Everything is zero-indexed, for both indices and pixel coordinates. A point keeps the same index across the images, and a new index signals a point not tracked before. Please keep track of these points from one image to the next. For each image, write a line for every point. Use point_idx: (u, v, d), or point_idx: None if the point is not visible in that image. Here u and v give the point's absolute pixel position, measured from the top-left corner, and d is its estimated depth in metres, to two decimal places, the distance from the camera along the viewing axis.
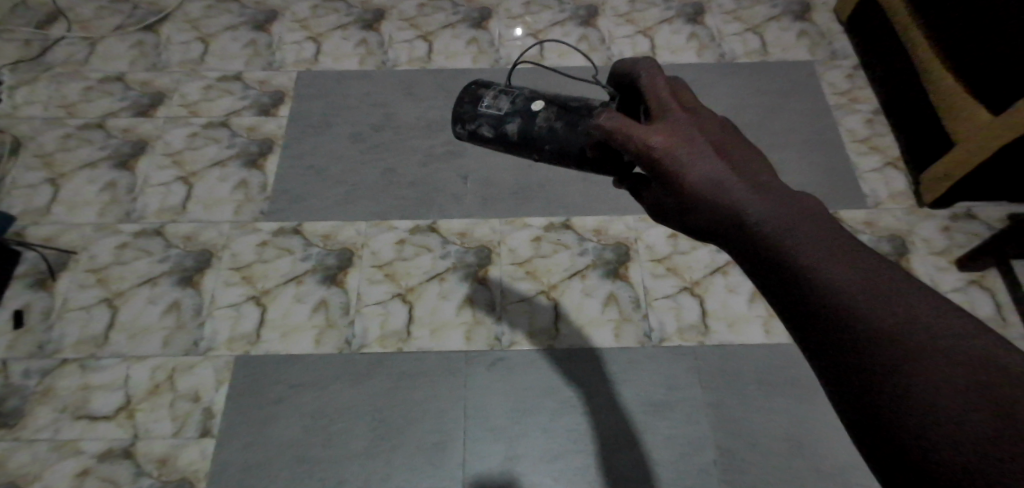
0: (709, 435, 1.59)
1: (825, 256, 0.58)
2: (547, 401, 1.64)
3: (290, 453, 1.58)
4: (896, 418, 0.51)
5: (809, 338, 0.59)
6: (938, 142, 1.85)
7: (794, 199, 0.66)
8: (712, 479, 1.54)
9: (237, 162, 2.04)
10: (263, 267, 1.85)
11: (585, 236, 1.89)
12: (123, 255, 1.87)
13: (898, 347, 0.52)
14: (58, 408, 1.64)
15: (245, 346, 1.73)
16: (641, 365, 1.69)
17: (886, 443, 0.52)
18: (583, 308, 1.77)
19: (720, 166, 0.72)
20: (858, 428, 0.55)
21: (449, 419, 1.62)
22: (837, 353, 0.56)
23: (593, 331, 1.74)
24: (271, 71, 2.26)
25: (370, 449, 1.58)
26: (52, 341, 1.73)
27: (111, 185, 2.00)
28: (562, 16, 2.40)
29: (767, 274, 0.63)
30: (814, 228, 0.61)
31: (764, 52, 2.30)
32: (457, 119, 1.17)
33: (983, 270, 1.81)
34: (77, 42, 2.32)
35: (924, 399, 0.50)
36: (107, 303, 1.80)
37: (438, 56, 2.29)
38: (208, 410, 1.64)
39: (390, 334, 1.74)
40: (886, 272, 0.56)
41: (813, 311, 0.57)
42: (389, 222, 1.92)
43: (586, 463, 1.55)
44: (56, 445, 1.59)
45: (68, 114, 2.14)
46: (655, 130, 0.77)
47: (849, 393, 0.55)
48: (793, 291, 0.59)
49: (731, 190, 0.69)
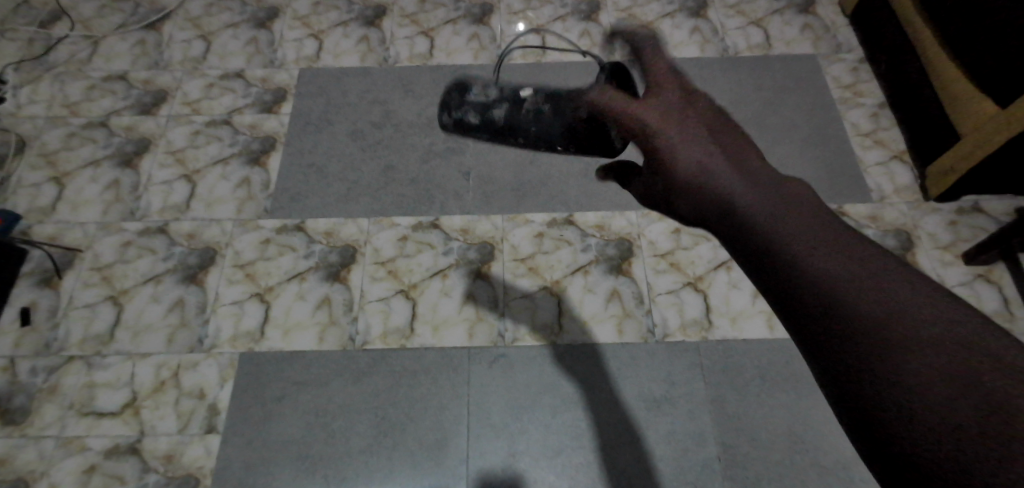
0: (839, 431, 1.68)
1: (844, 256, 0.59)
2: (656, 387, 1.74)
3: (431, 436, 1.69)
4: (901, 423, 0.52)
5: (808, 340, 0.60)
6: (946, 137, 1.92)
7: (794, 196, 0.68)
8: (827, 476, 1.62)
9: (363, 156, 2.15)
10: (405, 261, 1.95)
11: (713, 233, 1.97)
12: (267, 251, 1.97)
13: (906, 345, 0.53)
14: (209, 405, 1.74)
15: (399, 340, 1.82)
16: (710, 357, 1.79)
17: (891, 446, 0.53)
18: (682, 304, 1.87)
19: (740, 162, 0.76)
20: (859, 431, 0.56)
21: (549, 404, 1.73)
22: (831, 354, 0.57)
23: (714, 318, 1.84)
24: (387, 67, 2.36)
25: (505, 430, 1.70)
26: (209, 336, 1.84)
27: (245, 180, 2.11)
28: (671, 8, 2.50)
29: (766, 276, 0.64)
30: (807, 228, 0.63)
31: (856, 46, 2.37)
32: (445, 107, 1.30)
33: (993, 264, 1.89)
34: (192, 39, 2.45)
35: (925, 400, 0.51)
36: (257, 298, 1.90)
37: (554, 50, 2.40)
38: (366, 398, 1.74)
39: (542, 327, 1.83)
40: (872, 274, 0.57)
41: (814, 312, 0.59)
42: (525, 217, 2.02)
43: (699, 438, 1.68)
44: (213, 417, 1.72)
45: (192, 111, 2.27)
46: (679, 134, 0.80)
47: (847, 396, 0.56)
48: (796, 295, 0.60)
49: (802, 187, 0.71)
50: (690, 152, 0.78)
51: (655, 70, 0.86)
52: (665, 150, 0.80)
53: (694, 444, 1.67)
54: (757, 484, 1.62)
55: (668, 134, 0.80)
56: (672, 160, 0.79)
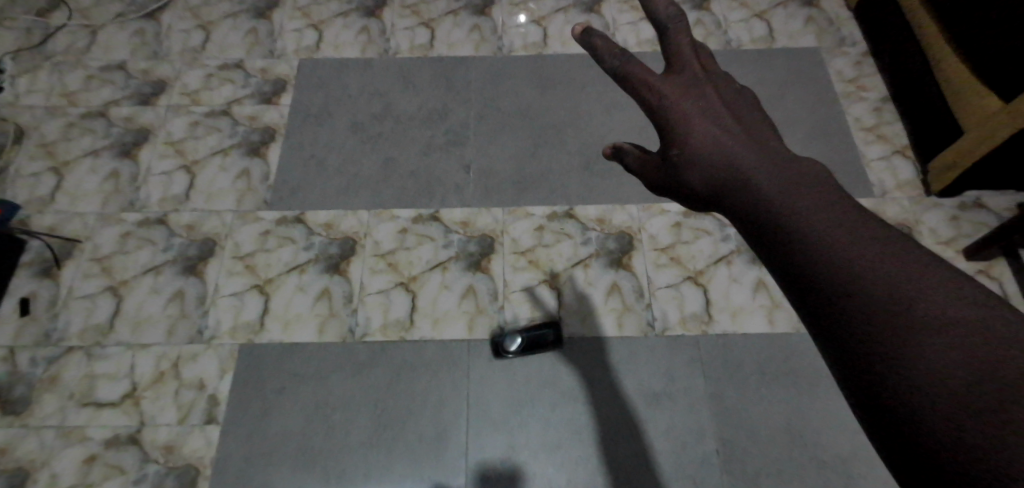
0: (710, 424, 1.60)
1: (841, 232, 0.57)
2: (540, 406, 1.63)
3: (277, 451, 1.59)
4: (904, 400, 0.50)
5: (815, 317, 0.58)
6: (950, 129, 1.82)
7: (799, 170, 0.68)
8: (711, 470, 1.55)
9: (238, 150, 2.04)
10: (265, 255, 1.85)
11: (587, 226, 1.88)
12: (127, 245, 1.88)
13: (909, 324, 0.51)
14: (63, 395, 1.66)
15: (247, 335, 1.74)
16: (639, 358, 1.69)
17: (889, 424, 0.51)
18: (586, 299, 1.76)
19: (730, 139, 0.76)
20: (865, 410, 0.53)
21: (448, 412, 1.63)
22: (843, 333, 0.54)
23: (630, 318, 1.74)
24: (271, 59, 2.25)
25: (363, 449, 1.59)
26: (57, 330, 1.75)
27: (114, 174, 2.00)
28: (566, 3, 2.36)
29: (771, 248, 0.62)
30: (818, 200, 0.62)
31: (771, 39, 2.27)
32: None
33: (990, 260, 1.80)
34: (78, 30, 2.31)
35: (921, 378, 0.49)
36: (111, 291, 1.81)
37: (440, 44, 2.27)
38: (213, 398, 1.65)
39: (392, 323, 1.74)
40: (892, 251, 0.55)
41: (821, 290, 0.56)
42: (392, 212, 1.92)
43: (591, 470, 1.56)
44: (65, 427, 1.62)
45: (70, 102, 2.14)
46: (675, 96, 0.81)
47: (856, 375, 0.54)
48: (797, 265, 0.59)
49: (746, 158, 0.73)
50: (692, 119, 0.79)
51: (676, 46, 0.82)
52: (664, 117, 0.80)
53: (586, 474, 1.56)
54: (631, 476, 1.55)
55: (673, 104, 0.80)
56: (676, 129, 0.79)
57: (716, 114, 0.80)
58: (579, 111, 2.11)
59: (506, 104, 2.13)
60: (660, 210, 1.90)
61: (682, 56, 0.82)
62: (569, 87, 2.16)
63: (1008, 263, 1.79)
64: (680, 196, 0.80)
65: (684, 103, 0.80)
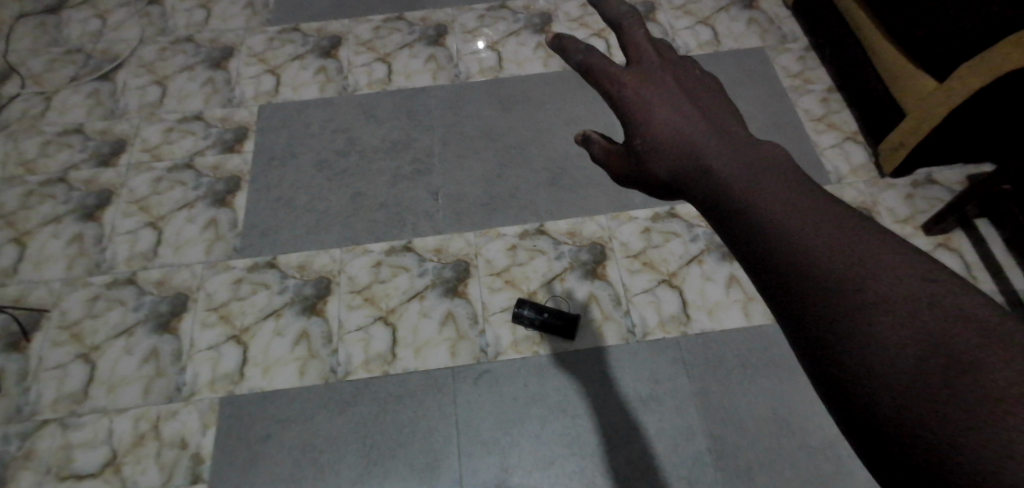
0: (752, 419, 1.39)
1: (780, 204, 0.47)
2: (642, 384, 1.44)
3: None
4: (858, 380, 0.39)
5: (763, 285, 0.46)
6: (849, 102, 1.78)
7: (742, 137, 0.58)
8: (785, 458, 1.35)
9: (205, 201, 1.75)
10: (238, 304, 1.58)
11: (559, 240, 1.63)
12: (95, 308, 1.59)
13: (857, 299, 0.40)
14: None
15: (228, 386, 1.48)
16: (691, 353, 1.47)
17: (862, 424, 0.39)
18: (660, 303, 1.53)
19: (688, 110, 0.63)
20: (826, 391, 0.42)
21: (536, 413, 1.41)
22: (788, 305, 0.43)
23: (692, 311, 1.52)
24: (114, 118, 1.92)
25: (496, 441, 1.39)
26: (29, 403, 1.47)
27: (78, 237, 1.70)
28: (516, 26, 2.07)
29: (717, 216, 0.52)
30: (771, 175, 0.51)
31: (716, 43, 1.98)
32: None
33: (949, 232, 1.57)
34: (31, 96, 1.97)
35: (874, 352, 0.38)
36: (15, 348, 1.54)
37: (355, 75, 1.99)
38: (196, 456, 1.40)
39: (374, 357, 1.49)
40: (837, 218, 0.44)
41: (773, 278, 0.44)
42: (364, 246, 1.65)
43: (688, 430, 1.38)
44: None
45: (27, 171, 1.82)
46: (631, 72, 0.65)
47: (811, 351, 0.42)
48: (744, 238, 0.48)
49: (670, 122, 0.62)
50: (641, 104, 0.63)
51: (630, 37, 0.68)
52: (623, 107, 0.64)
53: (685, 438, 1.38)
54: None
55: (636, 95, 0.64)
56: (630, 117, 0.63)
57: (679, 103, 0.63)
58: (541, 129, 1.83)
59: (470, 127, 1.85)
60: (629, 216, 1.66)
61: (640, 47, 0.67)
62: (529, 106, 1.88)
63: (966, 234, 1.56)
64: (650, 190, 0.63)
65: (644, 90, 0.64)
